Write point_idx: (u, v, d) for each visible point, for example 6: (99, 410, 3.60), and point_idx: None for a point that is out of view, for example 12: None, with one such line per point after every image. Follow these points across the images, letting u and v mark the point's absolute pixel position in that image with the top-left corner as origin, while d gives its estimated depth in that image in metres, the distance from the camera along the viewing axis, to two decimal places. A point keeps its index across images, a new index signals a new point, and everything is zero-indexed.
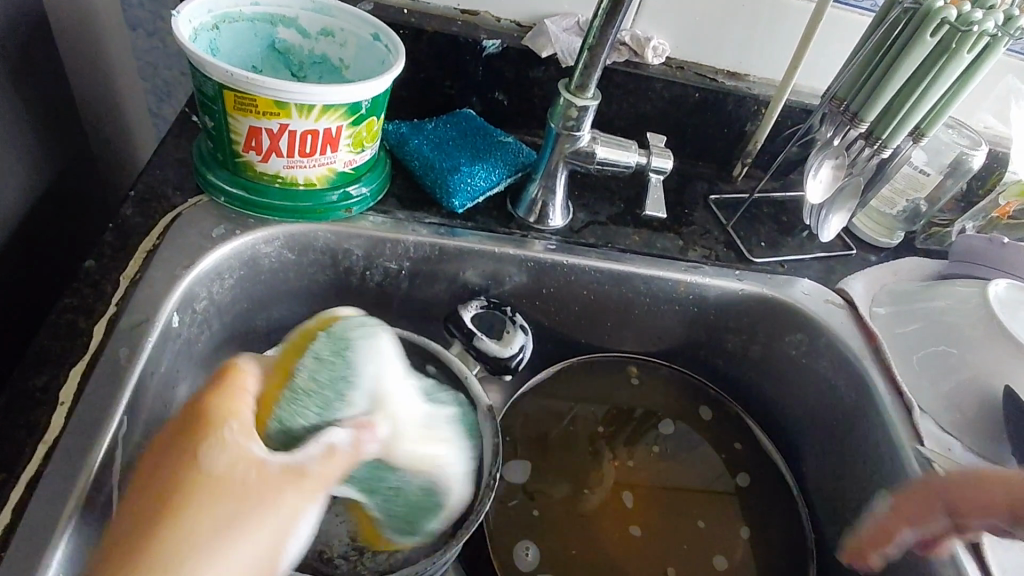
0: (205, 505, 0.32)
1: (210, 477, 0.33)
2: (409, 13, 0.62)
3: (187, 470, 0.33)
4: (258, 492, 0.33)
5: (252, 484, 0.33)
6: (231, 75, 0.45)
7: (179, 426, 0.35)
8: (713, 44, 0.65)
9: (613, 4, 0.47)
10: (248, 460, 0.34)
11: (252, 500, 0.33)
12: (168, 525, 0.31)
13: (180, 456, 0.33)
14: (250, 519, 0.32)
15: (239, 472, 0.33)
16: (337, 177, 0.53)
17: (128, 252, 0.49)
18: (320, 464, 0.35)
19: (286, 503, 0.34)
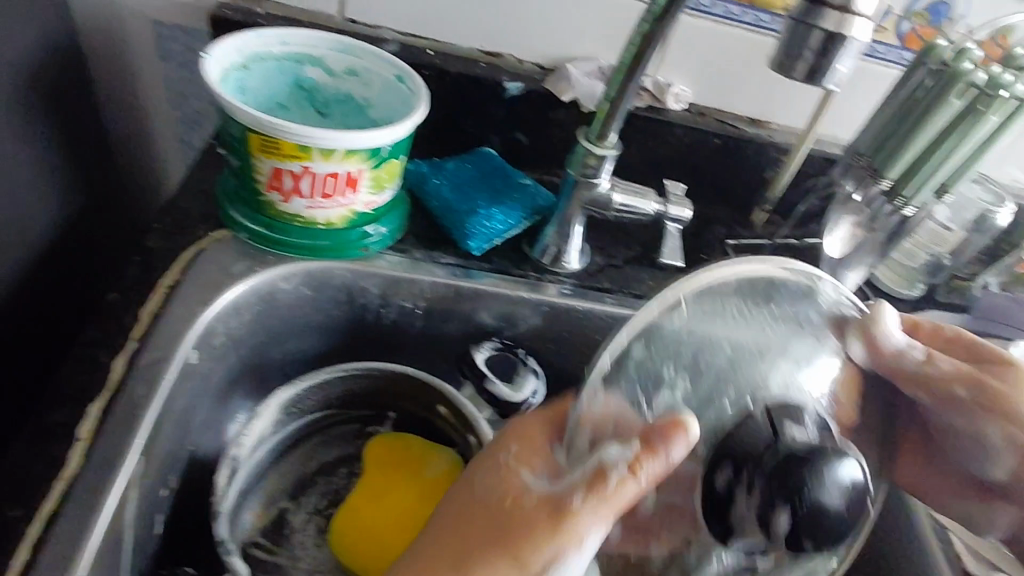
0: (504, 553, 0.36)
1: (501, 523, 0.36)
2: (433, 53, 0.62)
3: (476, 491, 0.39)
4: (540, 530, 0.35)
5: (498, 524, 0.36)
6: (257, 120, 0.46)
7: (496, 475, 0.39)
8: (736, 91, 0.65)
9: (635, 59, 0.47)
10: (501, 493, 0.38)
11: (513, 530, 0.36)
12: (480, 537, 0.36)
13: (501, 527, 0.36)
14: (547, 543, 0.35)
15: (514, 509, 0.37)
16: (357, 217, 0.54)
17: (150, 286, 0.50)
18: (588, 499, 0.35)
19: (560, 541, 0.35)
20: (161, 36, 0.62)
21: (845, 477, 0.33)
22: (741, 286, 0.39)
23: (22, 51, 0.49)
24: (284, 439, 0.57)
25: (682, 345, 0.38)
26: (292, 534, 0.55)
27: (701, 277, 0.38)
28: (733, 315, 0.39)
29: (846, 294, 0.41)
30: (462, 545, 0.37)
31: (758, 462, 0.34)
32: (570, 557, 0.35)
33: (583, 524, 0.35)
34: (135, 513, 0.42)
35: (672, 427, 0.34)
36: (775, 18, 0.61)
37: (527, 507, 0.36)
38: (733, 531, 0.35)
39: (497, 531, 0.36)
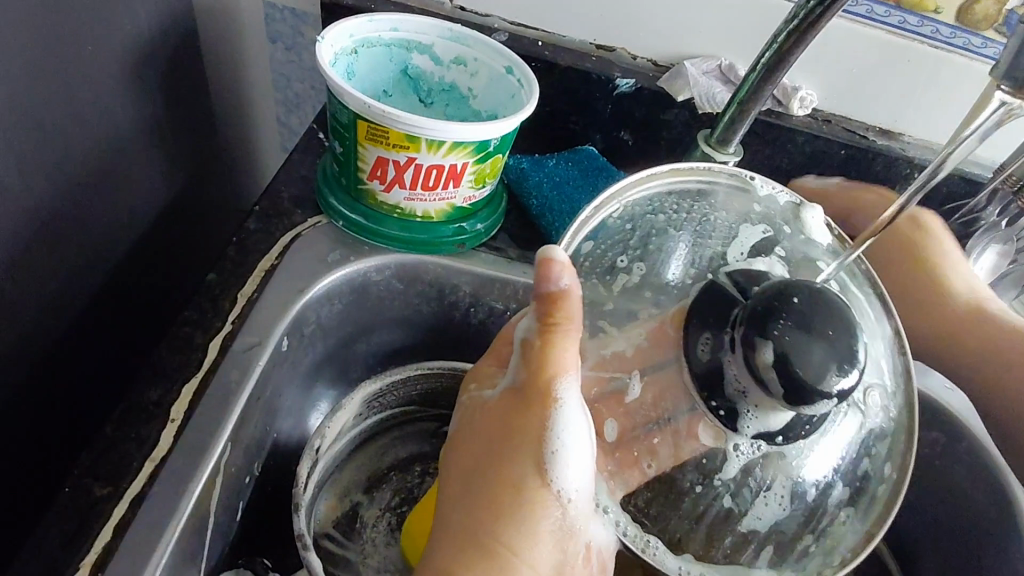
0: (515, 465, 0.35)
1: (497, 439, 0.37)
2: (543, 45, 0.59)
3: (461, 445, 0.38)
4: (520, 415, 0.36)
5: (491, 436, 0.37)
6: (366, 105, 0.45)
7: (469, 417, 0.40)
8: (868, 97, 0.59)
9: (775, 60, 0.42)
10: (484, 409, 0.39)
11: (507, 429, 0.37)
12: (480, 464, 0.36)
13: (488, 457, 0.36)
14: (530, 420, 0.36)
15: (491, 417, 0.38)
16: (455, 212, 0.52)
17: (248, 268, 0.50)
18: (538, 361, 0.36)
19: (535, 418, 0.36)
20: (269, 18, 0.61)
21: (844, 322, 0.30)
22: (673, 180, 0.43)
23: (139, 27, 0.49)
24: (362, 433, 0.56)
25: (640, 234, 0.43)
26: (364, 529, 0.54)
27: (636, 190, 0.43)
28: (665, 214, 0.43)
29: (779, 188, 0.43)
30: (472, 485, 0.36)
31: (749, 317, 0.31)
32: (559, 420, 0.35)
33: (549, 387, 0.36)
34: (221, 499, 0.42)
35: (548, 268, 0.34)
36: (923, 21, 0.54)
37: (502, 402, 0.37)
38: (737, 402, 0.33)
39: (490, 440, 0.37)
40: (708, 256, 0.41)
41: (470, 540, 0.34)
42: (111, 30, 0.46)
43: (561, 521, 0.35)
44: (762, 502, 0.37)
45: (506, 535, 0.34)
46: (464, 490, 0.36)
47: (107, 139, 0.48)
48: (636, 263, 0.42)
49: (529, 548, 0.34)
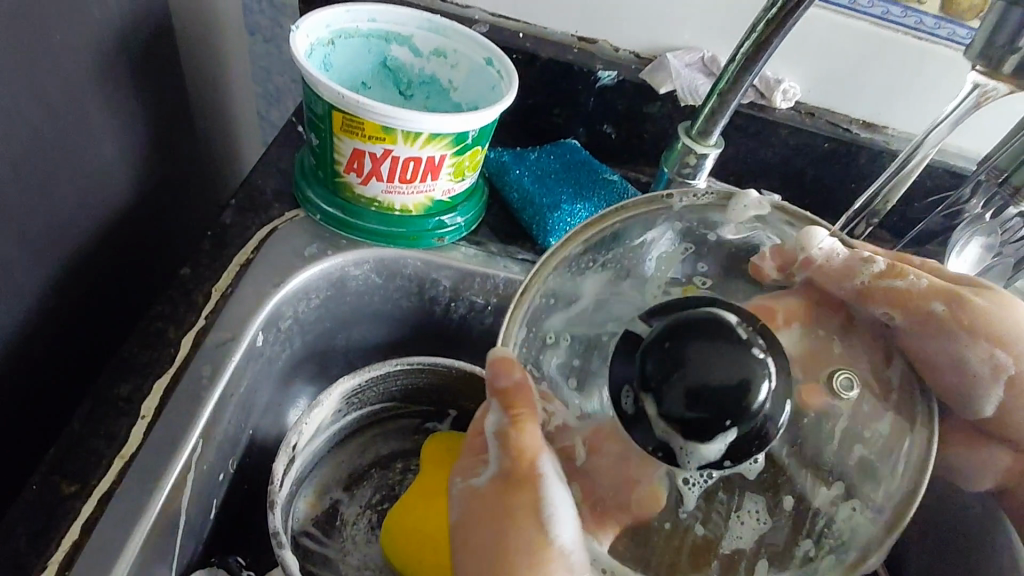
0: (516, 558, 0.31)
1: (491, 529, 0.33)
2: (524, 37, 0.59)
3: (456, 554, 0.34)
4: (510, 500, 0.32)
5: (487, 528, 0.33)
6: (341, 96, 0.44)
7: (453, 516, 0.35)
8: (851, 89, 0.59)
9: (755, 50, 0.42)
10: (470, 502, 0.34)
11: (499, 517, 0.33)
12: (479, 564, 0.32)
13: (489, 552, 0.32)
14: (522, 503, 0.32)
15: (478, 509, 0.34)
16: (434, 205, 0.51)
17: (223, 262, 0.49)
18: (520, 441, 0.32)
19: (528, 500, 0.32)
20: (248, 9, 0.61)
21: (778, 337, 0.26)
22: (641, 203, 0.36)
23: (110, 16, 0.48)
24: (341, 429, 0.55)
25: (610, 262, 0.36)
26: (343, 527, 0.53)
27: (607, 219, 0.36)
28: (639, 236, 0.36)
29: (699, 196, 0.36)
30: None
31: (687, 335, 0.26)
32: (550, 500, 0.31)
33: (529, 465, 0.32)
34: (192, 496, 0.41)
35: (505, 365, 0.33)
36: (907, 11, 0.54)
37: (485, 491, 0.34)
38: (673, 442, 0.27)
39: (485, 535, 0.33)
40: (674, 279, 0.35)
41: None
42: (80, 18, 0.45)
43: None
44: (737, 520, 0.32)
45: None
46: None
47: (76, 130, 0.47)
48: (560, 344, 0.35)
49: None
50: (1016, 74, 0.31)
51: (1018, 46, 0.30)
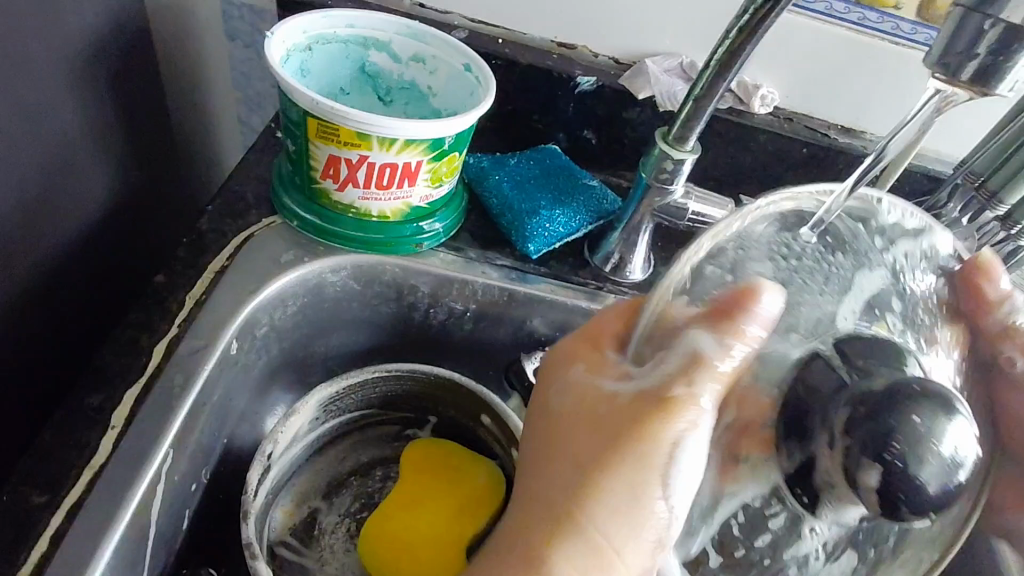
0: (616, 480, 0.34)
1: (605, 435, 0.35)
2: (503, 42, 0.59)
3: (567, 442, 0.36)
4: (629, 425, 0.34)
5: (601, 436, 0.35)
6: (316, 102, 0.44)
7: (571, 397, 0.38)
8: (830, 95, 0.59)
9: (728, 56, 0.42)
10: (597, 398, 0.36)
11: (626, 431, 0.34)
12: (578, 455, 0.35)
13: (602, 451, 0.34)
14: (642, 432, 0.33)
15: (609, 413, 0.35)
16: (412, 211, 0.51)
17: (198, 270, 0.49)
18: (683, 382, 0.32)
19: (660, 432, 0.33)
20: (226, 15, 0.60)
21: None
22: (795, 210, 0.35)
23: (84, 22, 0.48)
24: (320, 437, 0.55)
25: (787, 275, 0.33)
26: (321, 536, 0.53)
27: (744, 221, 0.34)
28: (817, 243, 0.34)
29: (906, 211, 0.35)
30: (570, 467, 0.35)
31: (942, 462, 0.26)
32: (681, 436, 0.32)
33: (682, 402, 0.32)
34: (164, 507, 0.41)
35: (749, 297, 0.31)
36: (883, 17, 0.54)
37: (619, 400, 0.35)
38: None
39: (598, 428, 0.35)
40: (872, 296, 0.33)
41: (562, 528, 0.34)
42: (51, 23, 0.45)
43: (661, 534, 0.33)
44: None
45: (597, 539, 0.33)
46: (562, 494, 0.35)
47: (49, 136, 0.46)
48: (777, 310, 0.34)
49: (628, 548, 0.33)
50: (976, 81, 0.30)
51: (977, 52, 0.29)
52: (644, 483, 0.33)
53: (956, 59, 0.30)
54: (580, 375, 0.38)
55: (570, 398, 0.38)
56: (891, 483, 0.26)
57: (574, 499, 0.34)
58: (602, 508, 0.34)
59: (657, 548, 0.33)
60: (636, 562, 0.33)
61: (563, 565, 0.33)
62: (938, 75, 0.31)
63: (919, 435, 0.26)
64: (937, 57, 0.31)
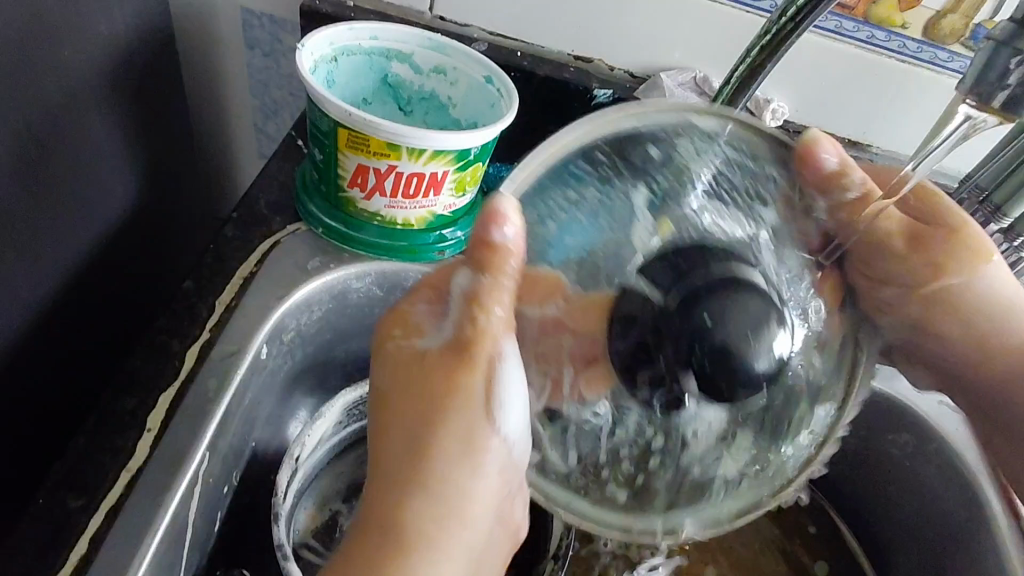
0: (450, 428, 0.35)
1: (417, 401, 0.35)
2: (522, 55, 0.60)
3: (392, 410, 0.36)
4: (459, 374, 0.35)
5: (424, 394, 0.35)
6: (347, 113, 0.45)
7: (387, 365, 0.37)
8: (837, 109, 0.61)
9: (750, 72, 0.44)
10: (413, 358, 0.36)
11: (449, 384, 0.35)
12: (405, 430, 0.35)
13: (430, 404, 0.35)
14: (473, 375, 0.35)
15: (427, 369, 0.35)
16: (435, 220, 0.52)
17: (226, 275, 0.49)
18: (474, 325, 0.34)
19: (470, 379, 0.35)
20: (247, 24, 0.61)
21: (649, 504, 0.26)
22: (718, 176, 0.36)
23: (113, 32, 0.49)
24: (341, 441, 0.55)
25: (609, 210, 0.35)
26: (343, 539, 0.53)
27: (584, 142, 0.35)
28: (653, 163, 0.35)
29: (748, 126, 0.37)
30: (405, 436, 0.35)
31: (748, 361, 0.31)
32: (497, 374, 0.34)
33: (493, 342, 0.34)
34: (199, 508, 0.41)
35: (495, 217, 0.33)
36: (891, 35, 0.56)
37: (431, 356, 0.36)
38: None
39: (412, 397, 0.35)
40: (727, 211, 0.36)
41: (404, 484, 0.34)
42: (85, 36, 0.46)
43: (501, 458, 0.36)
44: None
45: (439, 479, 0.34)
46: (394, 453, 0.35)
47: (79, 143, 0.47)
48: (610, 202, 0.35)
49: (470, 485, 0.35)
50: (1006, 109, 0.32)
51: (1009, 82, 0.31)
52: (480, 431, 0.35)
53: (988, 88, 0.32)
54: (397, 336, 0.37)
55: (385, 368, 0.37)
56: (706, 371, 0.31)
57: (419, 461, 0.34)
58: (446, 463, 0.34)
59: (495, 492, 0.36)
60: (481, 499, 0.36)
61: (415, 522, 0.34)
62: (971, 101, 0.33)
63: (727, 339, 0.30)
64: (971, 84, 0.32)
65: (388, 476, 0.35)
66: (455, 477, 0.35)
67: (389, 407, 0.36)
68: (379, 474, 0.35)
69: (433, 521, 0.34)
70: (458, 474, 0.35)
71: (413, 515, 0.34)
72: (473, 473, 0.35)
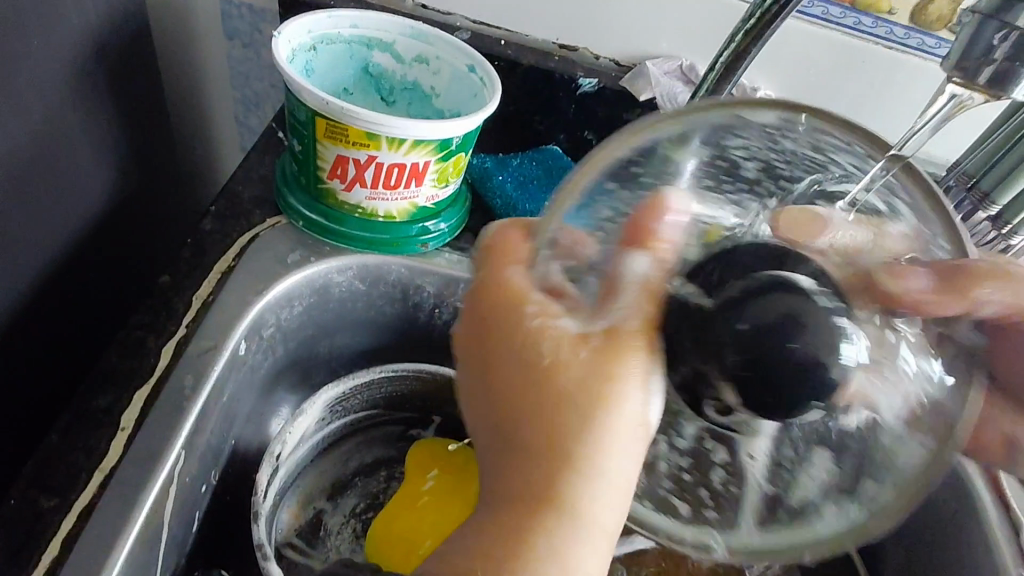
0: (599, 429, 0.29)
1: (547, 401, 0.30)
2: (506, 44, 0.59)
3: (514, 398, 0.31)
4: (563, 424, 0.30)
5: (567, 394, 0.30)
6: (325, 102, 0.44)
7: (513, 347, 0.32)
8: (824, 97, 0.60)
9: (735, 57, 0.43)
10: (558, 342, 0.31)
11: (596, 386, 0.29)
12: (532, 432, 0.30)
13: (578, 403, 0.30)
14: (589, 427, 0.29)
15: (560, 366, 0.30)
16: (418, 211, 0.51)
17: (204, 270, 0.48)
18: (620, 319, 0.29)
19: (623, 378, 0.29)
20: (225, 14, 0.60)
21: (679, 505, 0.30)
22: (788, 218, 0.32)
23: (86, 22, 0.47)
24: (325, 438, 0.54)
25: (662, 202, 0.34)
26: (327, 538, 0.52)
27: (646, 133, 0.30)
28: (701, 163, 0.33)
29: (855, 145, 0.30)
30: (495, 490, 0.31)
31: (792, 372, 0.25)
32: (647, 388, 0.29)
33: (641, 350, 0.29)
34: (175, 509, 0.40)
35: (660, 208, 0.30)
36: (878, 21, 0.56)
37: (572, 346, 0.30)
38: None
39: (539, 397, 0.30)
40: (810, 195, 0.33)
41: (536, 501, 0.30)
42: (56, 24, 0.44)
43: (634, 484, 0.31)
44: None
45: (568, 500, 0.29)
46: (527, 460, 0.30)
47: (51, 135, 0.46)
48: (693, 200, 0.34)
49: (601, 513, 0.30)
50: (993, 85, 0.31)
51: (995, 58, 0.30)
52: (578, 494, 0.30)
53: (974, 64, 0.31)
54: (528, 310, 0.31)
55: (509, 349, 0.32)
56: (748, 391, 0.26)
57: (512, 528, 0.30)
58: (544, 528, 0.29)
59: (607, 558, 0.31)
60: (608, 531, 0.30)
61: (545, 540, 0.29)
62: (956, 78, 0.32)
63: (807, 354, 0.25)
64: (955, 61, 0.32)
65: (511, 488, 0.30)
66: (594, 497, 0.30)
67: (508, 401, 0.31)
68: (512, 480, 0.30)
69: (564, 548, 0.29)
70: (598, 494, 0.30)
71: (547, 537, 0.29)
72: (609, 495, 0.30)
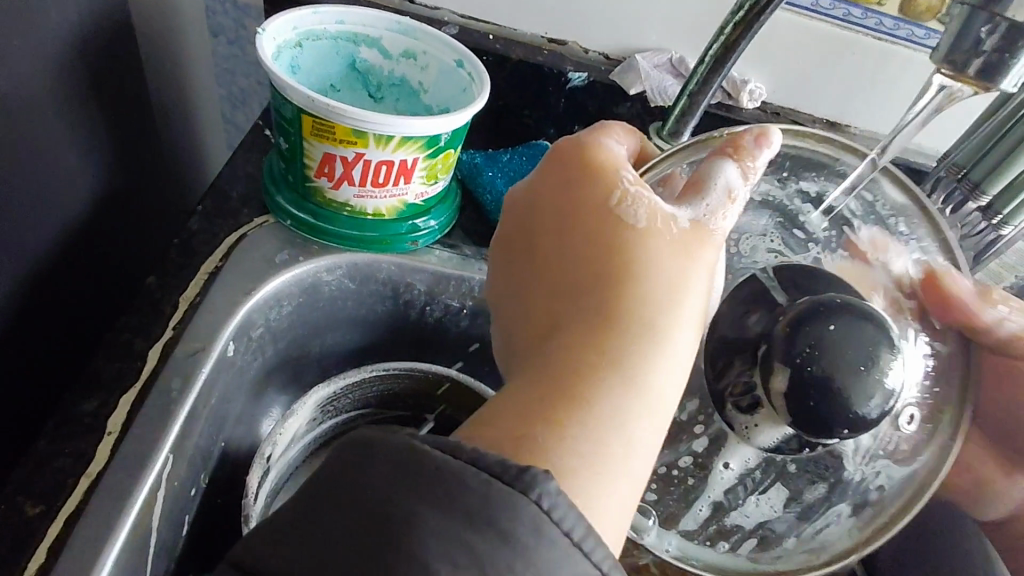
0: (676, 299, 0.34)
1: (629, 272, 0.34)
2: (494, 38, 0.58)
3: (602, 258, 0.35)
4: (644, 296, 0.34)
5: (655, 262, 0.34)
6: (311, 99, 0.43)
7: (599, 219, 0.36)
8: (815, 89, 0.60)
9: (724, 50, 0.43)
10: (650, 217, 0.35)
11: (676, 266, 0.34)
12: (613, 293, 0.34)
13: (661, 275, 0.34)
14: (669, 299, 0.34)
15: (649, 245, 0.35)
16: (407, 209, 0.51)
17: (191, 270, 0.48)
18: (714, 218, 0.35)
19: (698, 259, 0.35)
20: None
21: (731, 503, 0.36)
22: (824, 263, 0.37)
23: (66, 20, 0.47)
24: (316, 438, 0.54)
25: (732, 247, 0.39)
26: None
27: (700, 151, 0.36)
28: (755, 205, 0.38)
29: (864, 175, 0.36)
30: (560, 350, 0.33)
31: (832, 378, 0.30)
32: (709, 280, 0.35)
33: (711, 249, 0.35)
34: (164, 512, 0.40)
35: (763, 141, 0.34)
36: (867, 13, 0.55)
37: (663, 226, 0.35)
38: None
39: (625, 264, 0.34)
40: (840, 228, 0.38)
41: (606, 354, 0.33)
42: (36, 23, 0.44)
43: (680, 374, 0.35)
44: None
45: (634, 360, 0.33)
46: (599, 320, 0.34)
47: (33, 136, 0.45)
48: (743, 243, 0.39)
49: (661, 382, 0.33)
50: (981, 77, 0.31)
51: (983, 50, 0.30)
52: (643, 366, 0.33)
53: (962, 56, 0.31)
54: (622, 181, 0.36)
55: (599, 213, 0.36)
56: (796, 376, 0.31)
57: (574, 383, 0.32)
58: (607, 383, 0.32)
59: (657, 429, 0.33)
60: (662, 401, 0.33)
61: (607, 394, 0.32)
62: (945, 70, 0.32)
63: (833, 365, 0.30)
64: (943, 55, 0.32)
65: (579, 342, 0.33)
66: (660, 365, 0.33)
67: (589, 262, 0.35)
68: (584, 333, 0.34)
69: (618, 408, 0.32)
70: (664, 361, 0.33)
71: (607, 385, 0.32)
72: (674, 364, 0.34)
